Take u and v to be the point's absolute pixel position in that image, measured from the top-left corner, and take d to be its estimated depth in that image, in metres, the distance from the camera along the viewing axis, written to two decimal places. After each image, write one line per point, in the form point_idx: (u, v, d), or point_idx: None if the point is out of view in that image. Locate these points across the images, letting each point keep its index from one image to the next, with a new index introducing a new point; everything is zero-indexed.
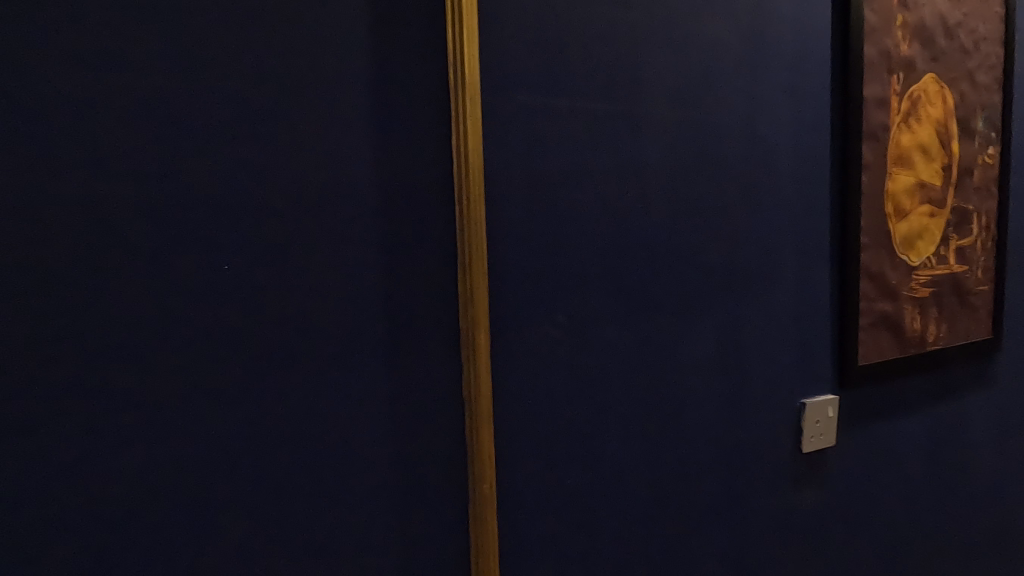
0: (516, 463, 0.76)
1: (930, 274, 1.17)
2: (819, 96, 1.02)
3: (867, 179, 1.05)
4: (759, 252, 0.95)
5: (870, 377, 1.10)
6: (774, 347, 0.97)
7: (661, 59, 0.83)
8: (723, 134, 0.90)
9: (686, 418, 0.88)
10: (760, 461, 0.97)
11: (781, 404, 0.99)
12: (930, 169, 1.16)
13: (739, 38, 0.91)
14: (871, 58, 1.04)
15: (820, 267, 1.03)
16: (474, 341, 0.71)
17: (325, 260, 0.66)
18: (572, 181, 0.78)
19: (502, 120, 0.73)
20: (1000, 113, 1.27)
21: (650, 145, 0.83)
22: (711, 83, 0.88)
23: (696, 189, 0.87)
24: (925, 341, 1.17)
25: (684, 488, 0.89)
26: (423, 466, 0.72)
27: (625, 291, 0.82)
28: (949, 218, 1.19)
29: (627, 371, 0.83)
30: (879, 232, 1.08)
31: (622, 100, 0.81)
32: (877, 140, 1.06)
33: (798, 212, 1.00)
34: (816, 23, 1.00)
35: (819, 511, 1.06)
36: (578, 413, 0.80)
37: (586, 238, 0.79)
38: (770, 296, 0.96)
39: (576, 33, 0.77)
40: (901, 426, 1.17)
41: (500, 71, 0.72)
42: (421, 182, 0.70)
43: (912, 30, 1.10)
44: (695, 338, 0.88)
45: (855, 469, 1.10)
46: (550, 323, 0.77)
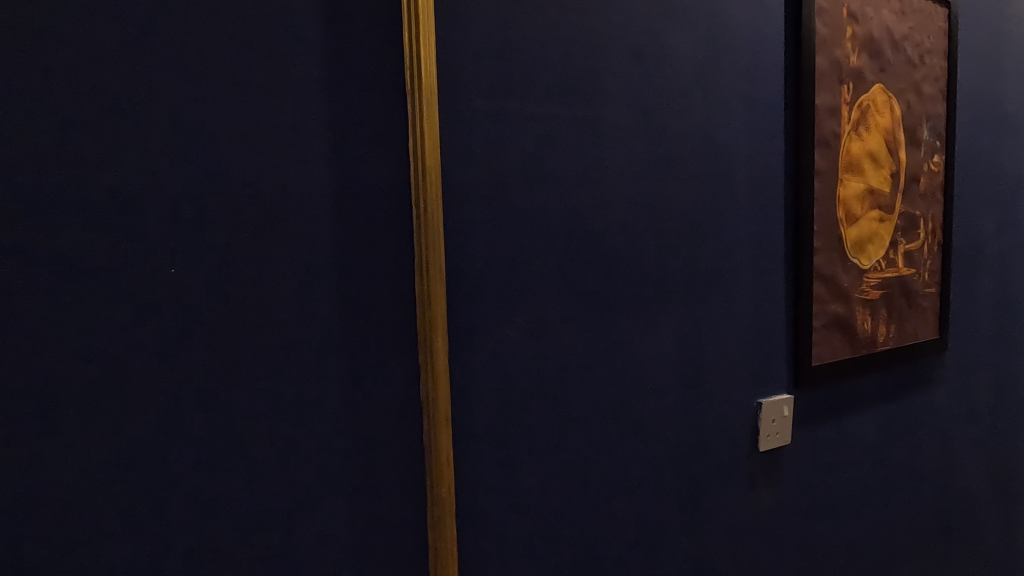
0: (475, 466, 0.76)
1: (880, 277, 1.22)
2: (773, 104, 1.05)
3: (819, 185, 1.09)
4: (717, 256, 0.97)
5: (824, 377, 1.13)
6: (731, 349, 1.00)
7: (620, 65, 0.85)
8: (680, 139, 0.92)
9: (645, 419, 0.90)
10: (717, 461, 0.99)
11: (739, 404, 1.02)
12: (879, 176, 1.20)
13: (695, 47, 0.93)
14: (822, 68, 1.08)
15: (775, 270, 1.06)
16: (432, 344, 0.71)
17: (278, 261, 0.65)
18: (530, 184, 0.78)
19: (460, 124, 0.73)
20: (945, 123, 1.33)
21: (609, 150, 0.85)
22: (668, 90, 0.90)
23: (654, 194, 0.89)
24: (876, 341, 1.22)
25: (644, 488, 0.90)
26: (380, 471, 0.71)
27: (584, 294, 0.83)
28: (897, 223, 1.24)
29: (586, 373, 0.84)
30: (831, 236, 1.12)
31: (580, 106, 0.82)
32: (829, 147, 1.10)
33: (754, 217, 1.02)
34: (770, 32, 1.03)
35: (776, 508, 1.08)
36: (537, 415, 0.80)
37: (545, 241, 0.80)
38: (727, 298, 0.99)
39: (534, 39, 0.77)
40: (854, 424, 1.21)
41: (457, 74, 0.73)
42: (377, 184, 0.70)
43: (861, 41, 1.14)
44: (654, 340, 0.90)
45: (811, 467, 1.14)
46: (509, 326, 0.77)
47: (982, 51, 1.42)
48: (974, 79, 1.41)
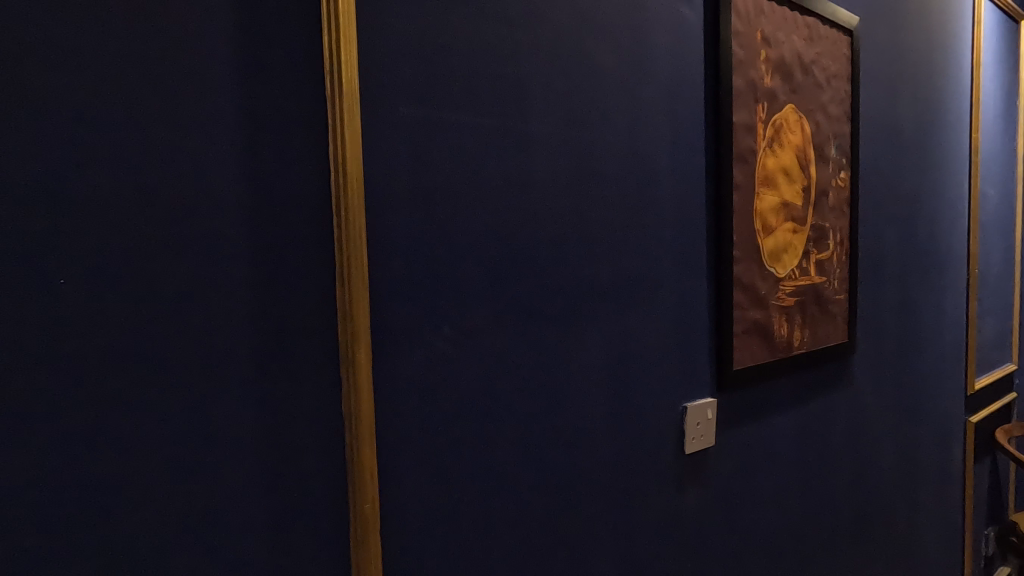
0: (399, 479, 0.75)
1: (794, 285, 1.29)
2: (695, 120, 1.10)
3: (738, 198, 1.15)
4: (642, 265, 1.01)
5: (745, 380, 1.19)
6: (656, 354, 1.03)
7: (547, 79, 0.87)
8: (607, 151, 0.95)
9: (573, 425, 0.91)
10: (645, 464, 1.02)
11: (665, 408, 1.05)
12: (792, 190, 1.28)
13: (620, 64, 0.96)
14: (739, 88, 1.14)
15: (698, 278, 1.11)
16: (354, 354, 0.69)
17: (186, 270, 0.61)
18: (456, 193, 0.78)
19: (385, 131, 0.72)
20: (850, 142, 1.44)
21: (537, 161, 0.86)
22: (594, 103, 0.93)
23: (580, 204, 0.91)
24: (792, 345, 1.29)
25: (572, 493, 0.92)
26: (297, 489, 0.68)
27: (512, 303, 0.84)
28: (810, 234, 1.33)
29: (514, 380, 0.84)
30: (749, 246, 1.18)
31: (506, 116, 0.83)
32: (746, 162, 1.17)
33: (678, 228, 1.07)
34: (690, 52, 1.08)
35: (702, 508, 1.12)
36: (464, 424, 0.80)
37: (472, 250, 0.80)
38: (652, 306, 1.02)
39: (460, 49, 0.78)
40: (773, 424, 1.27)
41: (380, 80, 0.72)
42: (296, 191, 0.68)
43: (774, 64, 1.22)
44: (582, 347, 0.92)
45: (734, 467, 1.19)
46: (436, 335, 0.77)
47: (880, 78, 1.55)
48: (875, 103, 1.54)
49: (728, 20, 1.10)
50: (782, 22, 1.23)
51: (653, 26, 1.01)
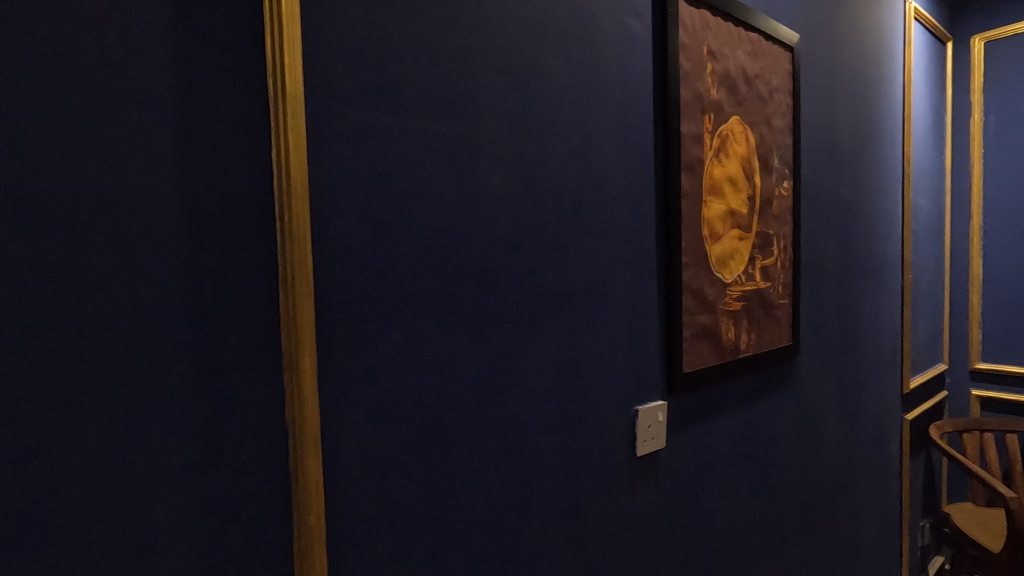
0: (345, 488, 0.73)
1: (740, 290, 1.34)
2: (644, 130, 1.13)
3: (686, 205, 1.19)
4: (592, 271, 1.02)
5: (695, 383, 1.22)
6: (607, 359, 1.05)
7: (498, 86, 0.88)
8: (558, 159, 0.96)
9: (524, 430, 0.92)
10: (597, 467, 1.03)
11: (617, 412, 1.07)
12: (738, 198, 1.33)
13: (570, 74, 0.98)
14: (686, 99, 1.18)
15: (648, 284, 1.13)
16: (297, 362, 0.68)
17: (117, 276, 0.58)
18: (405, 199, 0.78)
19: (331, 136, 0.71)
20: (792, 153, 1.50)
21: (487, 167, 0.87)
22: (544, 112, 0.94)
23: (531, 211, 0.93)
24: (739, 348, 1.34)
25: (523, 498, 0.92)
26: (237, 501, 0.66)
27: (462, 309, 0.84)
28: (755, 241, 1.38)
29: (464, 386, 0.85)
30: (697, 252, 1.22)
31: (456, 123, 0.83)
32: (694, 171, 1.20)
33: (628, 235, 1.09)
34: (639, 63, 1.11)
35: (653, 509, 1.14)
36: (414, 431, 0.79)
37: (421, 256, 0.80)
38: (603, 311, 1.04)
39: (409, 55, 0.78)
40: (722, 426, 1.31)
41: (326, 84, 0.71)
42: (236, 195, 0.66)
43: (720, 77, 1.26)
44: (533, 352, 0.93)
45: (684, 469, 1.22)
46: (384, 342, 0.77)
47: (819, 91, 1.62)
48: (815, 116, 1.61)
49: (675, 34, 1.14)
50: (727, 37, 1.28)
51: (603, 38, 1.03)
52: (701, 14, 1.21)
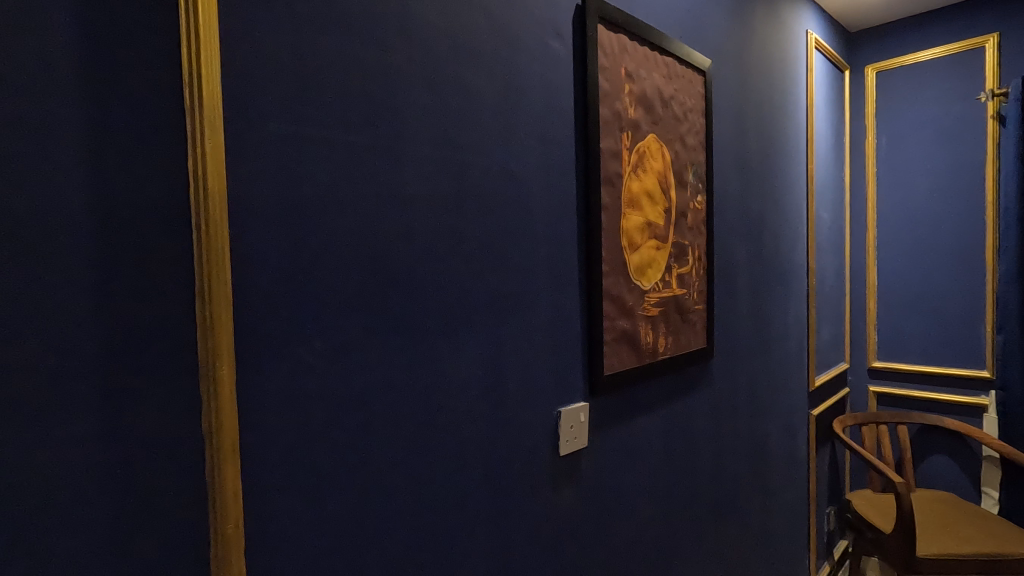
0: (264, 494, 0.74)
1: (657, 296, 1.43)
2: (566, 145, 1.19)
3: (606, 217, 1.26)
4: (515, 279, 1.08)
5: (616, 384, 1.29)
6: (529, 363, 1.11)
7: (422, 102, 0.92)
8: (480, 172, 1.01)
9: (448, 433, 0.96)
10: (520, 467, 1.08)
11: (540, 413, 1.13)
12: (655, 211, 1.42)
13: (493, 91, 1.03)
14: (605, 118, 1.26)
15: (569, 291, 1.20)
16: (214, 370, 0.68)
17: (19, 284, 0.57)
18: (328, 210, 0.80)
19: (249, 145, 0.72)
20: (705, 169, 1.62)
21: (410, 180, 0.90)
22: (467, 127, 0.99)
23: (454, 222, 0.96)
24: (657, 352, 1.43)
25: (447, 499, 0.96)
26: (148, 512, 0.65)
27: (384, 316, 0.87)
28: (672, 251, 1.48)
29: (388, 392, 0.87)
30: (617, 261, 1.29)
31: (379, 136, 0.86)
32: (613, 185, 1.28)
33: (550, 245, 1.15)
34: (560, 81, 1.17)
35: (576, 506, 1.21)
36: (336, 437, 0.81)
37: (344, 266, 0.82)
38: (524, 318, 1.10)
39: (332, 69, 0.80)
40: (641, 425, 1.39)
41: (243, 94, 0.72)
42: (150, 202, 0.66)
43: (637, 97, 1.35)
44: (456, 357, 0.97)
45: (606, 468, 1.29)
46: (306, 350, 0.78)
47: (730, 113, 1.76)
48: (726, 135, 1.75)
49: (594, 56, 1.22)
50: (643, 61, 1.37)
51: (524, 56, 1.09)
52: (619, 38, 1.29)
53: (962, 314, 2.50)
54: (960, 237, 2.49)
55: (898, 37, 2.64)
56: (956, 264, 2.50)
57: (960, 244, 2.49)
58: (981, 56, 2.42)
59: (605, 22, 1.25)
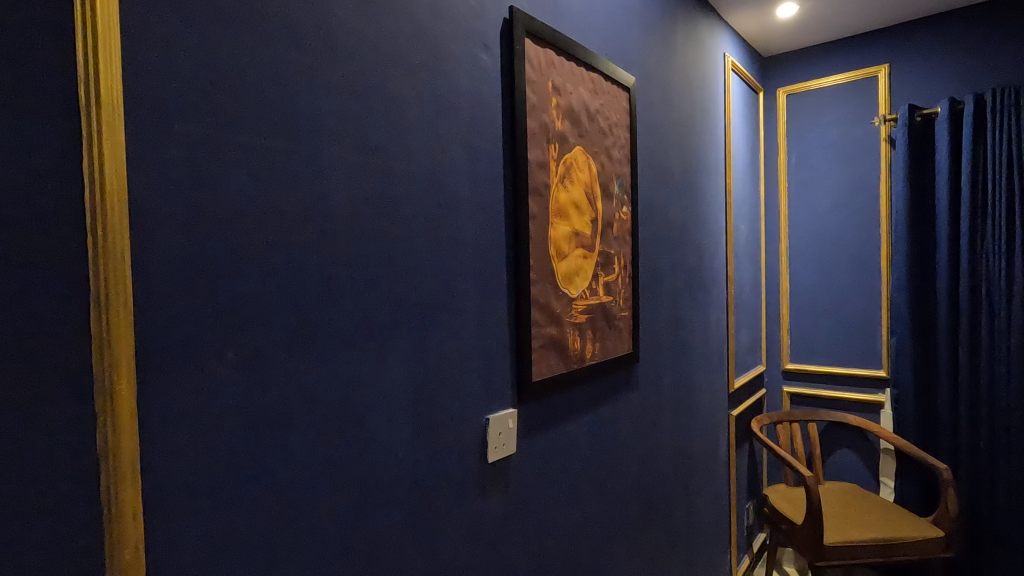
0: (171, 513, 0.70)
1: (584, 303, 1.47)
2: (494, 155, 1.21)
3: (534, 226, 1.29)
4: (441, 287, 1.08)
5: (544, 391, 1.32)
6: (456, 371, 1.11)
7: (346, 109, 0.91)
8: (408, 181, 1.01)
9: (371, 445, 0.94)
10: (447, 475, 1.08)
11: (468, 421, 1.14)
12: (582, 221, 1.47)
13: (419, 100, 1.03)
14: (532, 129, 1.29)
15: (498, 299, 1.21)
16: (112, 385, 0.65)
17: None
18: (242, 216, 0.77)
19: (157, 148, 0.69)
20: (630, 181, 1.69)
21: (334, 187, 0.89)
22: (393, 134, 0.98)
23: (377, 230, 0.96)
24: (584, 358, 1.47)
25: (372, 509, 0.95)
26: (40, 537, 0.60)
27: (305, 325, 0.85)
28: (598, 260, 1.53)
29: (306, 403, 0.85)
30: (545, 270, 1.32)
31: (298, 141, 0.84)
32: (540, 195, 1.31)
33: (478, 253, 1.16)
34: (488, 92, 1.19)
35: (504, 511, 1.22)
36: (250, 451, 0.78)
37: (260, 274, 0.79)
38: (451, 326, 1.10)
39: (250, 72, 0.78)
40: (569, 430, 1.43)
41: (150, 95, 0.68)
42: (41, 205, 0.61)
43: (564, 110, 1.40)
44: (381, 366, 0.97)
45: (535, 473, 1.31)
46: (217, 361, 0.75)
47: (653, 128, 1.85)
48: (650, 149, 1.83)
49: (521, 68, 1.24)
50: (570, 75, 1.42)
51: (452, 67, 1.10)
52: (546, 53, 1.33)
53: (862, 319, 2.73)
54: (858, 248, 2.72)
55: (805, 63, 2.86)
56: (856, 273, 2.73)
57: (858, 255, 2.72)
58: (875, 85, 2.67)
59: (532, 37, 1.29)
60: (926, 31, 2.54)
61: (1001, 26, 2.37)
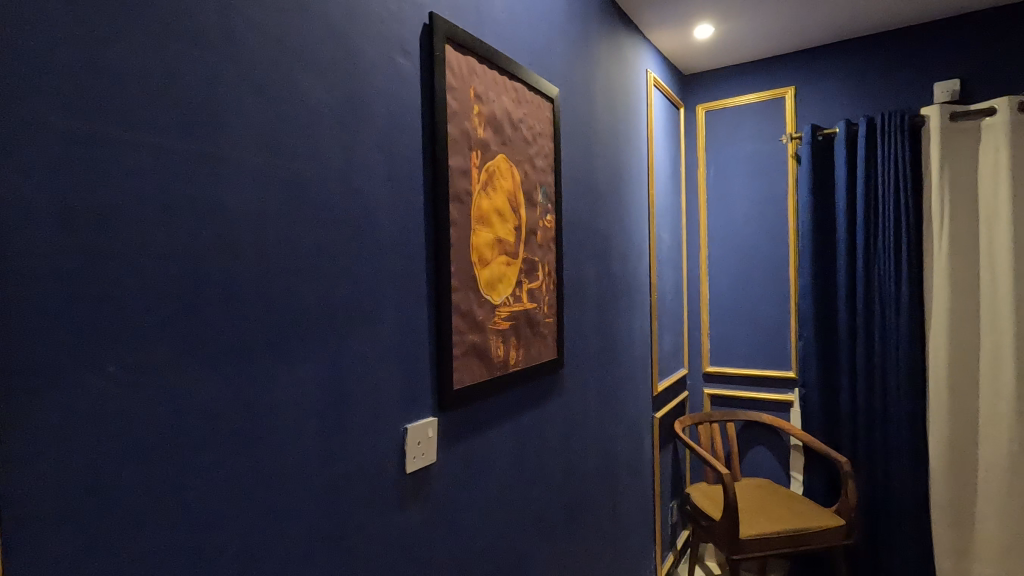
0: (38, 541, 0.64)
1: (508, 310, 1.48)
2: (414, 160, 1.20)
3: (455, 233, 1.29)
4: (355, 292, 1.05)
5: (466, 398, 1.31)
6: (372, 379, 1.09)
7: (251, 108, 0.87)
8: (319, 184, 0.98)
9: (275, 457, 0.90)
10: (362, 487, 1.05)
11: (385, 431, 1.11)
12: (505, 228, 1.48)
13: (332, 102, 1.01)
14: (453, 136, 1.28)
15: (417, 306, 1.20)
16: None
17: None
18: (128, 216, 0.72)
19: (25, 142, 0.63)
20: (554, 190, 1.72)
21: (235, 189, 0.84)
22: (303, 135, 0.95)
23: (285, 233, 0.92)
24: (508, 364, 1.47)
25: (277, 526, 0.90)
26: None
27: (202, 333, 0.80)
28: (522, 266, 1.54)
29: (202, 417, 0.80)
30: (466, 277, 1.32)
31: (196, 138, 0.79)
32: (462, 202, 1.31)
33: (396, 260, 1.14)
34: (406, 96, 1.17)
35: (423, 522, 1.20)
36: (136, 470, 0.72)
37: (148, 279, 0.74)
38: (366, 333, 1.07)
39: (140, 64, 0.73)
40: (492, 437, 1.43)
41: (18, 84, 0.62)
42: None
43: (486, 118, 1.40)
44: (288, 376, 0.92)
45: (456, 481, 1.30)
46: (97, 374, 0.69)
47: (577, 138, 1.89)
48: (574, 159, 1.87)
49: (442, 75, 1.24)
50: (492, 83, 1.43)
51: (368, 69, 1.08)
52: (467, 61, 1.33)
53: (773, 324, 2.91)
54: (769, 257, 2.90)
55: (721, 82, 3.03)
56: (768, 280, 2.91)
57: (769, 263, 2.90)
58: (783, 105, 2.86)
59: (453, 43, 1.28)
60: (827, 58, 2.76)
61: (890, 57, 2.62)
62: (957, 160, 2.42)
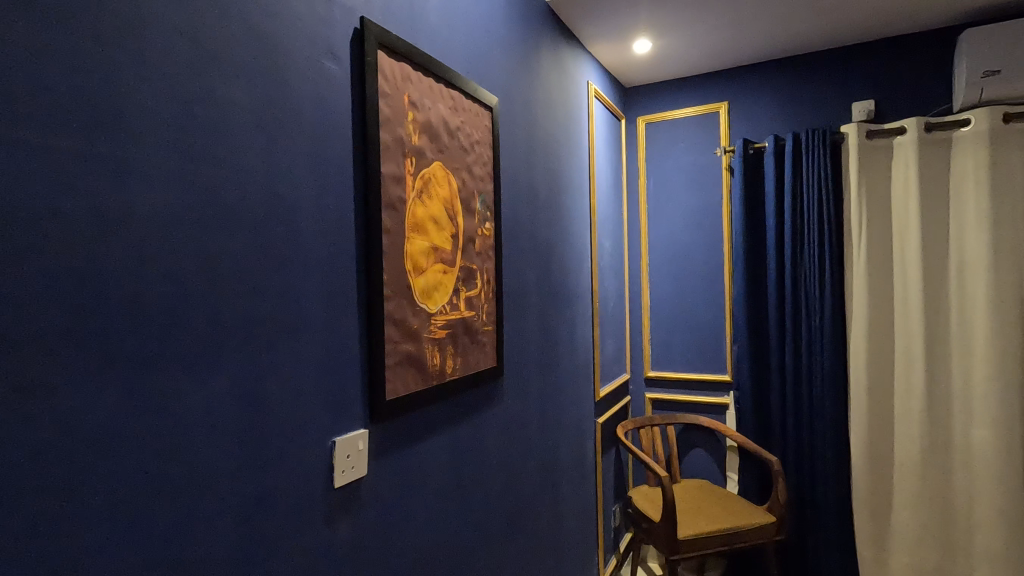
0: None
1: (444, 318, 1.47)
2: (343, 167, 1.17)
3: (388, 241, 1.27)
4: (280, 302, 1.01)
5: (399, 409, 1.29)
6: (297, 392, 1.04)
7: (166, 107, 0.82)
8: (241, 189, 0.94)
9: (193, 479, 0.85)
10: (287, 505, 1.01)
11: (312, 446, 1.07)
12: (440, 236, 1.47)
13: (256, 103, 0.97)
14: (386, 142, 1.27)
15: (347, 315, 1.17)
16: None
17: None
18: (24, 222, 0.66)
19: None
20: (492, 198, 1.72)
21: (147, 194, 0.79)
22: (224, 138, 0.91)
23: (203, 242, 0.87)
24: (444, 373, 1.46)
25: (195, 550, 0.84)
26: None
27: (108, 349, 0.74)
28: (459, 274, 1.53)
29: (107, 438, 0.74)
30: (400, 286, 1.30)
31: (101, 142, 0.74)
32: (395, 210, 1.29)
33: (324, 267, 1.11)
34: (335, 100, 1.15)
35: (352, 539, 1.16)
36: (27, 499, 0.66)
37: (43, 291, 0.68)
38: (292, 344, 1.04)
39: (36, 57, 0.68)
40: (426, 448, 1.40)
41: None
42: None
43: (421, 124, 1.39)
44: (208, 390, 0.88)
45: (388, 496, 1.27)
46: None
47: (517, 147, 1.91)
48: (514, 167, 1.88)
49: (374, 81, 1.22)
50: (428, 91, 1.42)
51: (294, 70, 1.05)
52: (401, 67, 1.32)
53: (709, 329, 3.02)
54: (705, 265, 3.01)
55: (659, 95, 3.13)
56: (704, 287, 3.02)
57: (704, 271, 3.01)
58: (717, 119, 2.99)
59: (385, 49, 1.27)
60: (757, 76, 2.90)
61: (814, 77, 2.78)
62: (872, 175, 2.59)
